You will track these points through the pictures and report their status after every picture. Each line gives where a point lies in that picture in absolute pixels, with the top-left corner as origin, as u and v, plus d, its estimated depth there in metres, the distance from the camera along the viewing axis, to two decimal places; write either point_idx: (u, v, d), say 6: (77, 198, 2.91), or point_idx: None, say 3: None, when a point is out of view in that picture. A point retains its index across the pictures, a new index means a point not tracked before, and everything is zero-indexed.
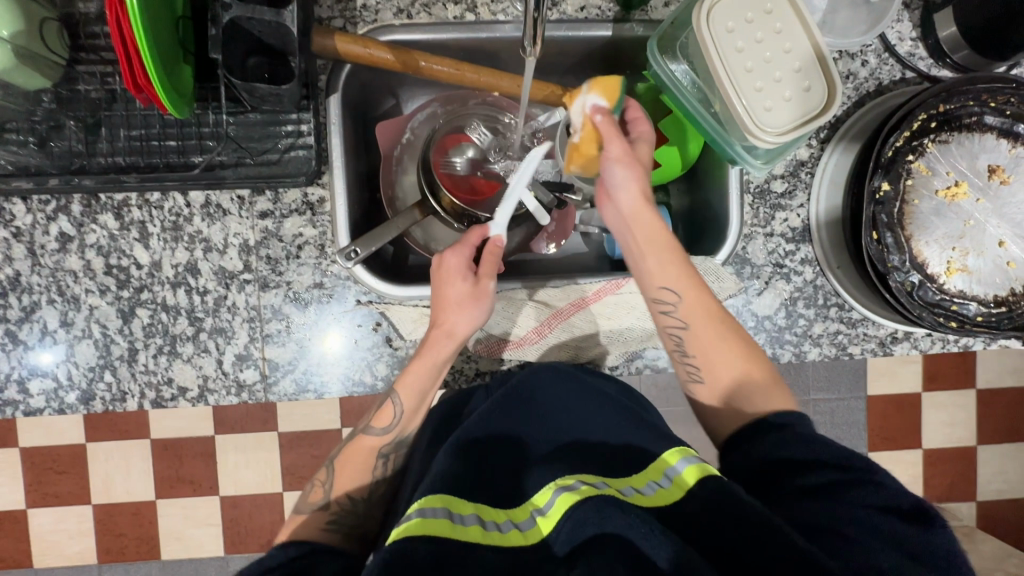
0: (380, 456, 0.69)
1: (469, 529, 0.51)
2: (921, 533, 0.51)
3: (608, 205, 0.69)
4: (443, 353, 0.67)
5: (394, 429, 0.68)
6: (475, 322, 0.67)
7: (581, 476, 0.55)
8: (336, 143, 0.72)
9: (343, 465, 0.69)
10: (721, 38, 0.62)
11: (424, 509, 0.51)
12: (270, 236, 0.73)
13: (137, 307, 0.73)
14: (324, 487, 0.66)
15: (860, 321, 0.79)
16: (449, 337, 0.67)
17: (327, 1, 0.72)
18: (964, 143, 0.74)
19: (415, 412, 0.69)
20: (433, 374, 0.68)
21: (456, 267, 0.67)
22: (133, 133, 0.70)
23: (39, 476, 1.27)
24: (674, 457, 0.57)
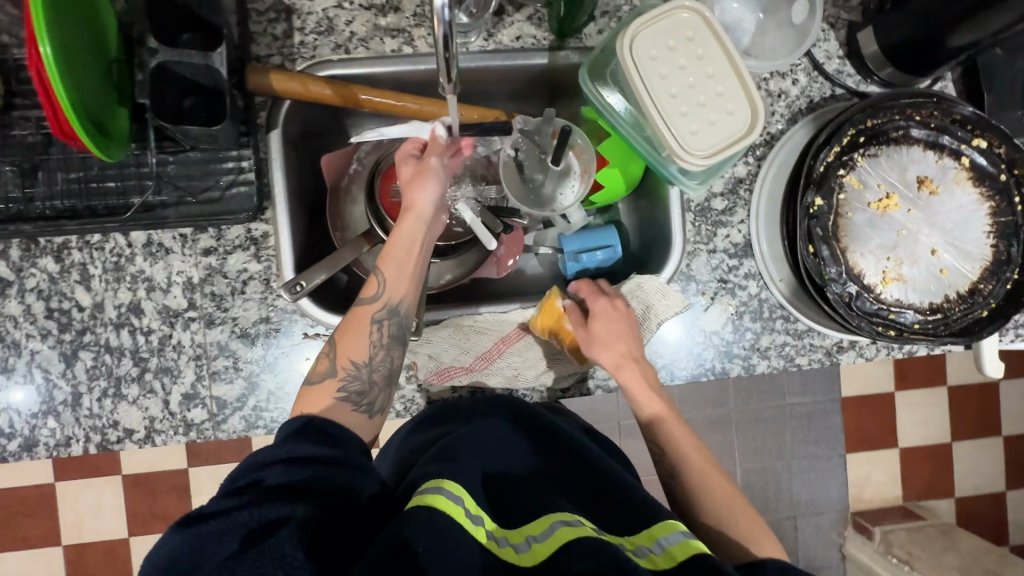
0: (374, 322, 0.65)
1: (478, 528, 0.49)
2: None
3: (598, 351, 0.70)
4: (408, 225, 0.69)
5: (384, 294, 0.66)
6: (436, 191, 0.71)
7: (581, 517, 0.53)
8: (277, 179, 0.72)
9: (343, 334, 0.65)
10: (645, 66, 0.64)
11: (441, 488, 0.50)
12: (214, 273, 0.73)
13: (80, 350, 0.72)
14: (329, 355, 0.63)
15: (806, 333, 0.80)
16: (410, 209, 0.70)
17: (264, 40, 0.73)
18: (893, 156, 0.76)
19: (404, 277, 0.68)
20: (408, 244, 0.69)
21: (405, 153, 0.74)
22: (72, 176, 0.70)
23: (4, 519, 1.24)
24: (667, 527, 0.52)
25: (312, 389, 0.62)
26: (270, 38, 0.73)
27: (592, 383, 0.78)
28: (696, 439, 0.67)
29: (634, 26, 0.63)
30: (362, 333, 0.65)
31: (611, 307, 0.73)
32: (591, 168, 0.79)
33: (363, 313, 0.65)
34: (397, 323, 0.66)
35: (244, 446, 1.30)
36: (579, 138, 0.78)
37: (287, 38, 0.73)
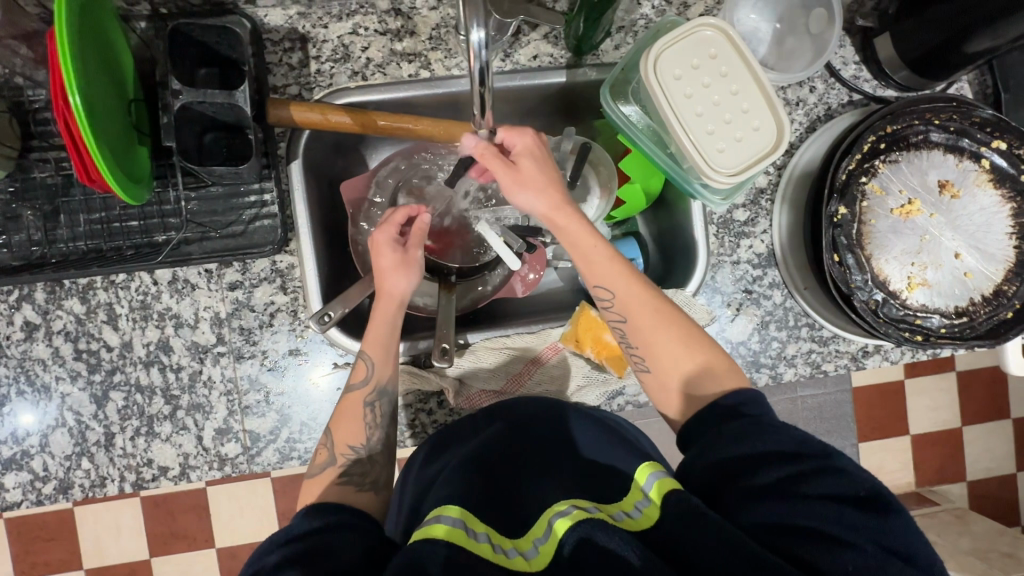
0: (366, 405, 0.66)
1: (481, 545, 0.48)
2: (876, 521, 0.46)
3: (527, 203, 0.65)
4: (383, 315, 0.67)
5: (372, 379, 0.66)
6: (409, 279, 0.68)
7: (573, 499, 0.52)
8: (301, 209, 0.71)
9: (340, 421, 0.66)
10: (670, 86, 0.64)
11: (441, 516, 0.50)
12: (241, 306, 0.73)
13: (111, 390, 0.71)
14: (326, 446, 0.64)
15: (832, 339, 0.81)
16: (384, 301, 0.67)
17: (281, 69, 0.72)
18: (913, 161, 0.76)
19: (386, 359, 0.67)
20: (388, 330, 0.67)
21: (384, 242, 0.68)
22: (93, 217, 0.70)
23: (28, 542, 1.28)
24: (644, 474, 0.54)
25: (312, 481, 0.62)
26: (286, 68, 0.72)
27: (621, 400, 0.78)
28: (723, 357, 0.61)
29: (657, 45, 0.63)
30: (357, 417, 0.65)
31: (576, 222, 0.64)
32: (611, 185, 0.80)
33: (353, 401, 0.66)
34: (387, 402, 0.67)
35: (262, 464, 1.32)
36: (600, 156, 0.80)
37: (303, 66, 0.72)
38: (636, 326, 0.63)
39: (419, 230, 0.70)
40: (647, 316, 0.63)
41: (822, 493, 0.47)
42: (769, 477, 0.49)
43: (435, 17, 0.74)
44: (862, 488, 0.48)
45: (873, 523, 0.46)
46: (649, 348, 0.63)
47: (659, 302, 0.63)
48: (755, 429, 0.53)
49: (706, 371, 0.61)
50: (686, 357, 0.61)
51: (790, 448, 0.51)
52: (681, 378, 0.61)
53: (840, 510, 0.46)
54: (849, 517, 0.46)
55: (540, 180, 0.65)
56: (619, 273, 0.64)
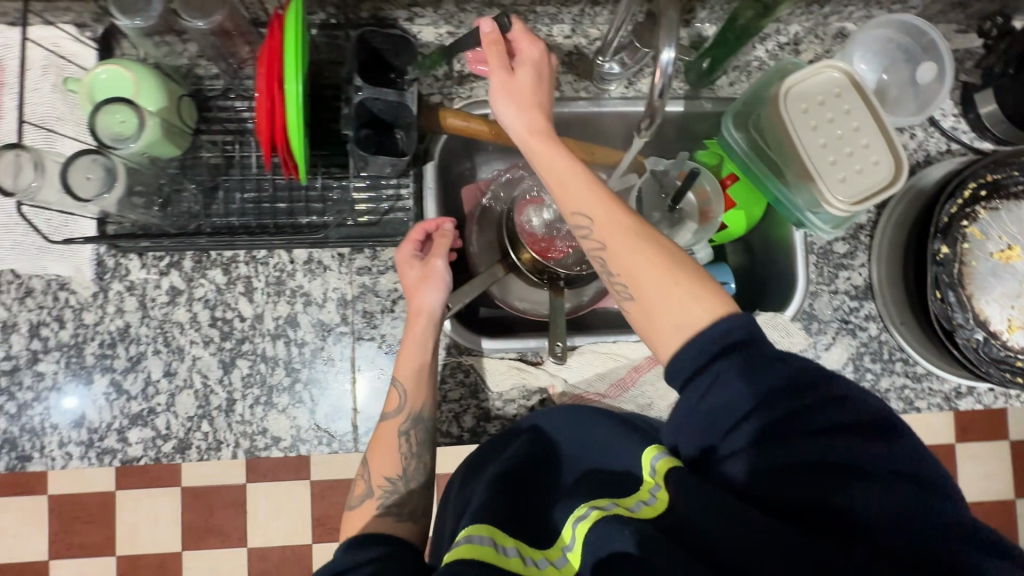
0: (402, 434, 0.67)
1: (511, 561, 0.51)
2: (884, 450, 0.47)
3: (500, 104, 0.65)
4: (417, 332, 0.70)
5: (405, 404, 0.68)
6: (441, 295, 0.72)
7: (593, 502, 0.55)
8: (432, 208, 0.77)
9: (375, 454, 0.67)
10: (796, 118, 0.69)
11: (471, 535, 0.52)
12: (368, 291, 0.77)
13: (238, 358, 0.76)
14: (364, 478, 0.65)
15: (925, 376, 0.82)
16: (417, 315, 0.71)
17: (427, 79, 0.79)
18: (1013, 209, 0.80)
19: (419, 382, 0.69)
20: (422, 350, 0.70)
21: (407, 256, 0.72)
22: (247, 196, 0.76)
23: (70, 522, 1.28)
24: (648, 457, 0.57)
25: (352, 513, 0.64)
26: (432, 79, 0.80)
27: None
28: (698, 280, 0.57)
29: (786, 82, 0.69)
30: (393, 447, 0.67)
31: (535, 93, 0.66)
32: (715, 210, 0.84)
33: (389, 428, 0.68)
34: (423, 429, 0.68)
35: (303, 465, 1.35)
36: (705, 183, 0.84)
37: (447, 79, 0.80)
38: (613, 250, 0.60)
39: (442, 240, 0.73)
40: (624, 239, 0.60)
41: (819, 428, 0.48)
42: (782, 413, 0.49)
43: (569, 44, 0.81)
44: (869, 416, 0.49)
45: (879, 453, 0.47)
46: (625, 278, 0.59)
47: (648, 244, 0.59)
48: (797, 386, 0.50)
49: (689, 296, 0.56)
50: (663, 291, 0.57)
51: (794, 381, 0.50)
52: (657, 307, 0.57)
53: (851, 442, 0.48)
54: (852, 448, 0.47)
55: (522, 89, 0.65)
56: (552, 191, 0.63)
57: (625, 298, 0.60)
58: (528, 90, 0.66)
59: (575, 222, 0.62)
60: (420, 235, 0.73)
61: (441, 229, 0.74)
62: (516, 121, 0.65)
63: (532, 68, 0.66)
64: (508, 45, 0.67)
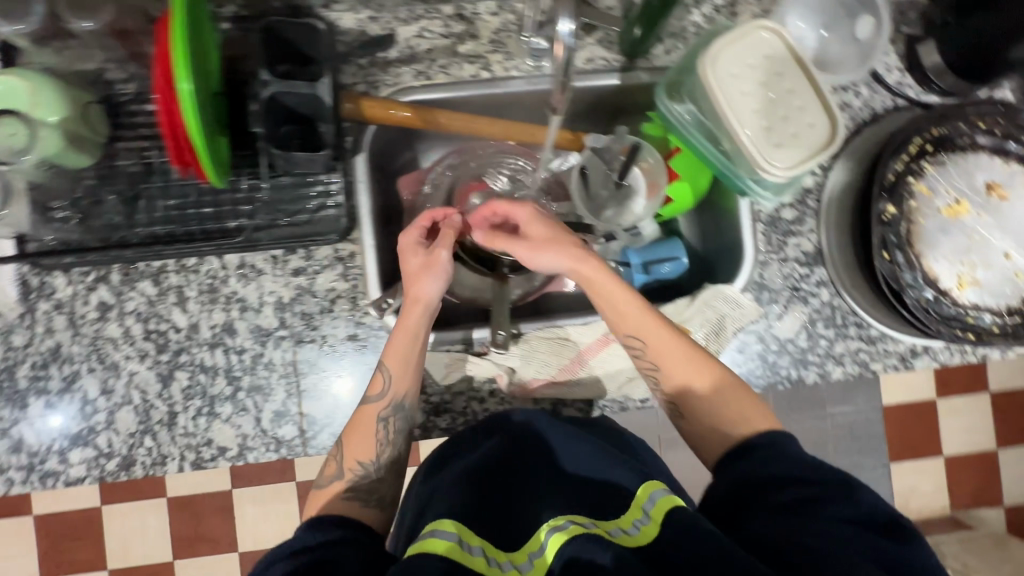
0: (381, 421, 0.66)
1: (476, 561, 0.48)
2: (894, 548, 0.49)
3: (512, 245, 0.67)
4: (412, 320, 0.67)
5: (389, 393, 0.67)
6: (442, 285, 0.67)
7: (572, 516, 0.52)
8: (364, 202, 0.75)
9: (353, 437, 0.66)
10: (726, 84, 0.66)
11: (437, 530, 0.49)
12: (304, 292, 0.75)
13: (176, 370, 0.74)
14: (337, 459, 0.64)
15: (879, 338, 0.81)
16: (414, 304, 0.67)
17: (350, 68, 0.76)
18: (960, 162, 0.78)
19: (405, 373, 0.67)
20: (413, 338, 0.67)
21: (410, 244, 0.69)
22: (171, 203, 0.73)
23: (58, 542, 1.28)
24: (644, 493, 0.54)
25: (320, 492, 0.63)
26: (355, 67, 0.76)
27: None
28: (737, 386, 0.65)
29: (714, 46, 0.66)
30: (371, 431, 0.66)
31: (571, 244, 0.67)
32: (659, 184, 0.82)
33: (369, 413, 0.67)
34: (402, 418, 0.67)
35: (287, 467, 1.34)
36: (649, 156, 0.82)
37: (371, 66, 0.77)
38: (648, 349, 0.66)
39: (449, 228, 0.70)
40: (676, 351, 0.65)
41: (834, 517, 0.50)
42: (788, 496, 0.52)
43: (496, 22, 0.78)
44: (881, 516, 0.51)
45: (878, 547, 0.49)
46: (670, 377, 0.66)
47: (677, 335, 0.66)
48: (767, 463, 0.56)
49: (716, 391, 0.64)
50: (720, 399, 0.64)
51: (795, 473, 0.54)
52: (675, 386, 0.66)
53: (862, 534, 0.50)
54: (861, 538, 0.49)
55: (554, 234, 0.68)
56: (603, 306, 0.67)
57: (642, 359, 0.67)
58: (555, 241, 0.67)
59: (624, 328, 0.66)
60: (427, 220, 0.71)
61: (448, 218, 0.71)
62: (539, 257, 0.66)
63: (533, 224, 0.69)
64: (489, 212, 0.72)
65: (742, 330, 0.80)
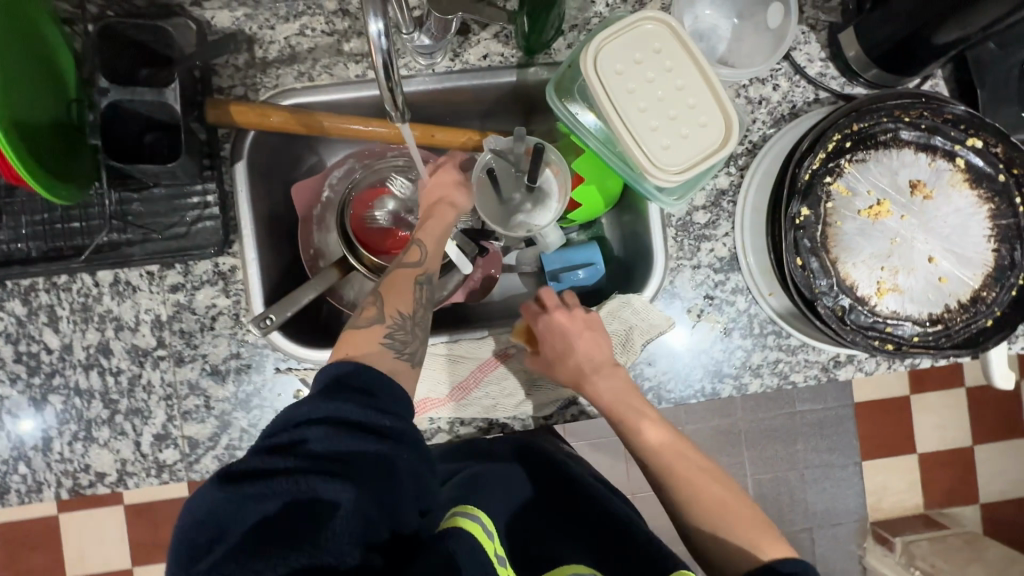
0: (420, 284, 0.66)
1: (506, 567, 0.46)
2: None
3: (458, 199, 0.73)
4: (448, 219, 0.71)
5: (427, 262, 0.67)
6: (472, 199, 0.74)
7: (592, 571, 0.55)
8: (244, 212, 0.71)
9: (389, 293, 0.64)
10: (611, 82, 0.61)
11: (474, 512, 0.48)
12: (183, 309, 0.71)
13: (49, 394, 0.70)
14: (373, 309, 0.63)
15: (800, 348, 0.77)
16: (451, 207, 0.72)
17: (226, 70, 0.72)
18: (883, 160, 0.73)
19: (440, 250, 0.69)
20: (444, 230, 0.70)
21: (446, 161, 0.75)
22: (36, 218, 0.69)
23: (15, 552, 1.29)
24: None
25: (357, 332, 0.61)
26: (233, 69, 0.72)
27: (576, 409, 0.75)
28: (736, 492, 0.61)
29: (596, 40, 0.61)
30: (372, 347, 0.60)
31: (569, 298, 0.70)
32: (566, 185, 0.77)
33: (406, 275, 0.66)
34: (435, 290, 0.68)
35: None
36: (553, 155, 0.77)
37: (249, 68, 0.72)
38: (620, 422, 0.66)
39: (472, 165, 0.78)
40: (633, 412, 0.66)
41: None
42: None
43: None
44: None
45: None
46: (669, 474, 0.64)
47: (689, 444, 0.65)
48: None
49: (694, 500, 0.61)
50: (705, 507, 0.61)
51: None
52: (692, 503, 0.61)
53: None
54: None
55: (468, 182, 0.74)
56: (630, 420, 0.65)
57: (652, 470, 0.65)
58: (469, 184, 0.74)
59: (612, 410, 0.66)
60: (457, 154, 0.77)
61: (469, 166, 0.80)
62: (462, 196, 0.73)
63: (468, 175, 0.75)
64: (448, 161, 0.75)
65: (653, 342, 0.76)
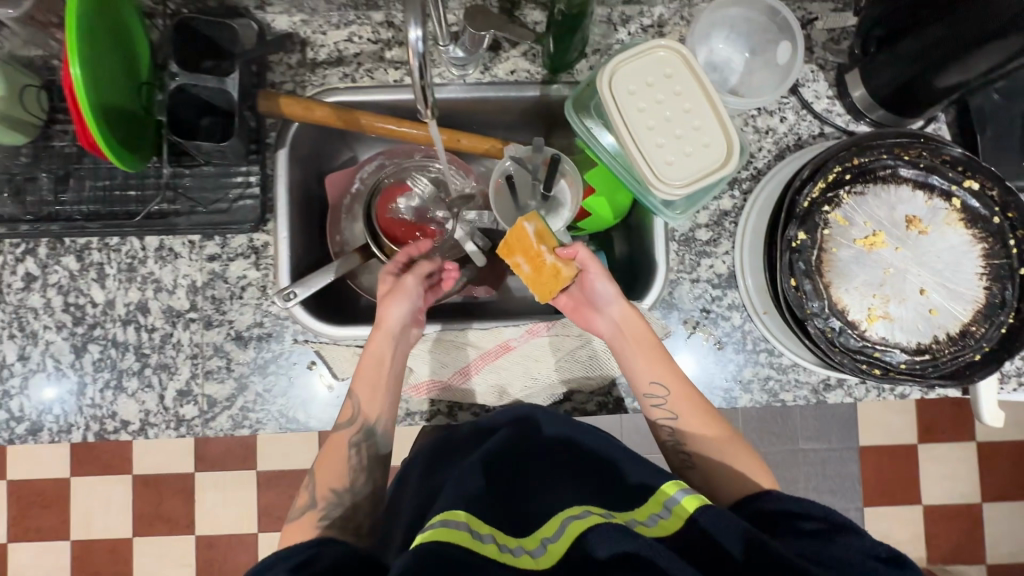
0: (353, 447, 0.71)
1: (488, 546, 0.52)
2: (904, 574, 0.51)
3: (392, 312, 0.73)
4: (380, 345, 0.72)
5: (359, 418, 0.72)
6: (405, 309, 0.74)
7: (590, 508, 0.56)
8: (281, 193, 0.77)
9: (325, 458, 0.71)
10: (624, 100, 0.67)
11: (448, 519, 0.52)
12: (217, 277, 0.78)
13: (89, 343, 0.77)
14: (309, 489, 0.69)
15: (790, 367, 0.80)
16: (380, 330, 0.73)
17: (280, 68, 0.80)
18: (880, 194, 0.76)
19: (375, 400, 0.72)
20: (379, 360, 0.72)
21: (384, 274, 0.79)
22: (98, 184, 0.77)
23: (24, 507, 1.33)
24: (671, 488, 0.58)
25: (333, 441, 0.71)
26: (285, 67, 0.80)
27: (569, 405, 0.78)
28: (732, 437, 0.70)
29: (612, 62, 0.67)
30: (342, 458, 0.71)
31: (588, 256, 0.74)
32: (578, 195, 0.83)
33: (341, 440, 0.71)
34: (376, 442, 0.72)
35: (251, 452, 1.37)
36: (567, 166, 0.83)
37: (300, 67, 0.80)
38: (634, 363, 0.73)
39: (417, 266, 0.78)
40: (649, 354, 0.72)
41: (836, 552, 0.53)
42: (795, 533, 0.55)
43: None
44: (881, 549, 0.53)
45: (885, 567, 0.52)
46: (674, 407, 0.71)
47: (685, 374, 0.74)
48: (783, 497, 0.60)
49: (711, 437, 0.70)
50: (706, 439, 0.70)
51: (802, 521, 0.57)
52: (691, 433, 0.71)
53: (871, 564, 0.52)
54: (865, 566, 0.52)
55: (399, 294, 0.75)
56: (638, 358, 0.72)
57: (660, 406, 0.72)
58: (398, 295, 0.74)
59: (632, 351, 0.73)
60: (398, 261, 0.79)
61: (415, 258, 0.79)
62: (386, 314, 0.73)
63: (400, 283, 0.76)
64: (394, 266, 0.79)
65: None
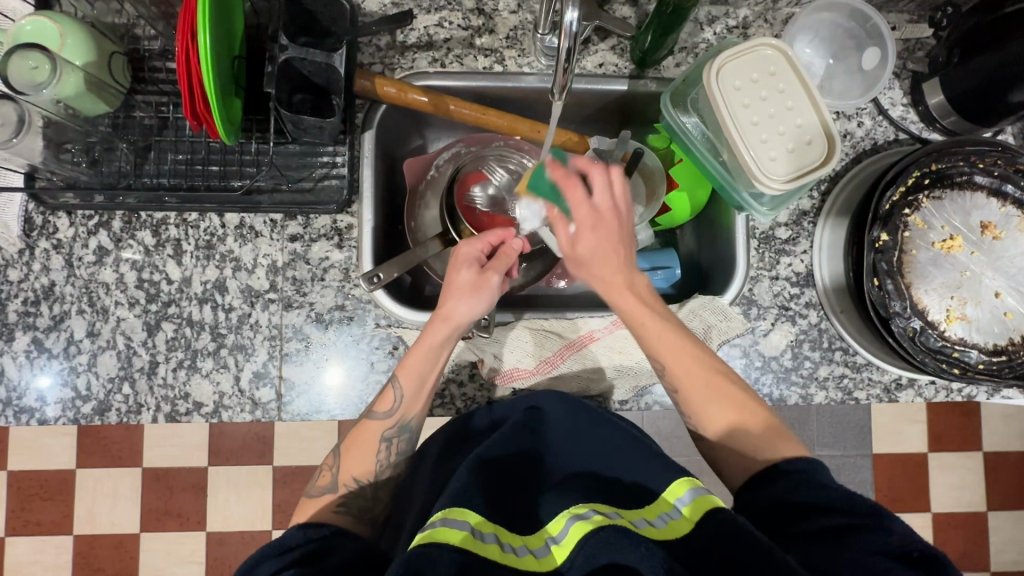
0: (383, 440, 0.67)
1: (486, 546, 0.51)
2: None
3: (460, 307, 0.66)
4: (439, 338, 0.66)
5: (396, 413, 0.67)
6: (477, 310, 0.67)
7: (595, 506, 0.55)
8: (367, 175, 0.77)
9: (352, 446, 0.67)
10: (730, 95, 0.69)
11: (448, 519, 0.51)
12: (298, 258, 0.76)
13: (163, 321, 0.75)
14: (332, 471, 0.66)
15: (865, 366, 0.81)
16: (445, 321, 0.66)
17: (369, 49, 0.79)
18: (957, 199, 0.78)
19: (418, 398, 0.67)
20: (431, 361, 0.67)
21: (468, 256, 0.69)
22: (179, 157, 0.75)
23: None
24: (681, 489, 0.56)
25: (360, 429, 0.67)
26: (374, 48, 0.79)
27: (649, 398, 0.80)
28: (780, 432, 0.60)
29: (720, 58, 0.69)
30: (371, 448, 0.67)
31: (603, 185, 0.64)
32: (658, 191, 0.84)
33: (371, 428, 0.67)
34: (405, 440, 0.68)
35: None
36: (649, 162, 0.84)
37: (389, 48, 0.79)
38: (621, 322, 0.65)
39: (505, 255, 0.70)
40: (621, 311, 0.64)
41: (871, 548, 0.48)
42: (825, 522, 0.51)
43: (514, 20, 0.81)
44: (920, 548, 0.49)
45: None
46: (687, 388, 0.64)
47: (704, 362, 0.63)
48: (805, 481, 0.54)
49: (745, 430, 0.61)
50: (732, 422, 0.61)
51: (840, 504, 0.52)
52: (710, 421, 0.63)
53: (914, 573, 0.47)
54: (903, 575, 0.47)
55: (475, 283, 0.67)
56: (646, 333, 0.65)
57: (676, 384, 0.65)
58: (473, 290, 0.67)
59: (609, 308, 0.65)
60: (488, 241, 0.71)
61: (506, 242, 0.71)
62: (453, 308, 0.66)
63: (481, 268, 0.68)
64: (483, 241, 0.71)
65: (728, 343, 0.80)
